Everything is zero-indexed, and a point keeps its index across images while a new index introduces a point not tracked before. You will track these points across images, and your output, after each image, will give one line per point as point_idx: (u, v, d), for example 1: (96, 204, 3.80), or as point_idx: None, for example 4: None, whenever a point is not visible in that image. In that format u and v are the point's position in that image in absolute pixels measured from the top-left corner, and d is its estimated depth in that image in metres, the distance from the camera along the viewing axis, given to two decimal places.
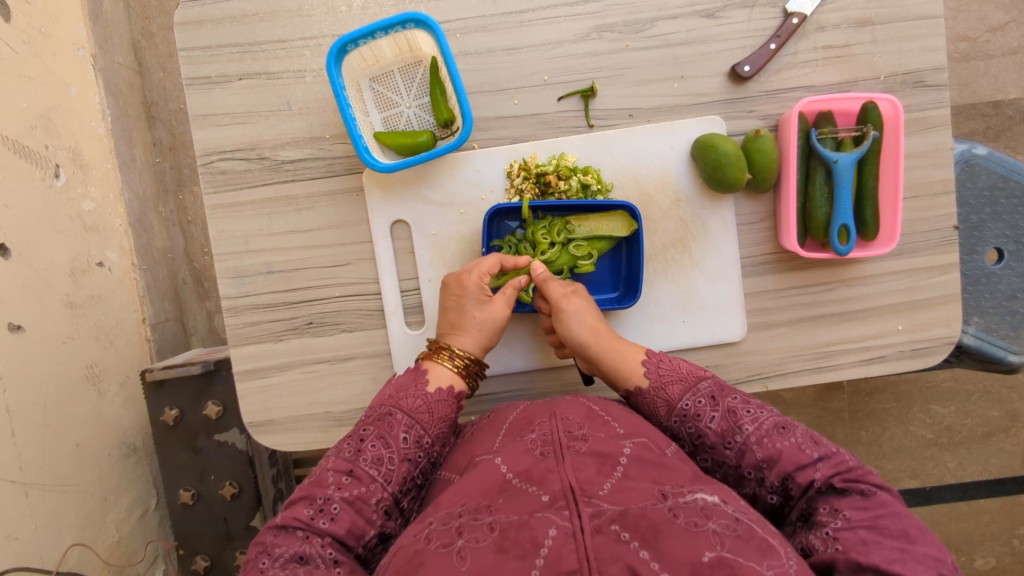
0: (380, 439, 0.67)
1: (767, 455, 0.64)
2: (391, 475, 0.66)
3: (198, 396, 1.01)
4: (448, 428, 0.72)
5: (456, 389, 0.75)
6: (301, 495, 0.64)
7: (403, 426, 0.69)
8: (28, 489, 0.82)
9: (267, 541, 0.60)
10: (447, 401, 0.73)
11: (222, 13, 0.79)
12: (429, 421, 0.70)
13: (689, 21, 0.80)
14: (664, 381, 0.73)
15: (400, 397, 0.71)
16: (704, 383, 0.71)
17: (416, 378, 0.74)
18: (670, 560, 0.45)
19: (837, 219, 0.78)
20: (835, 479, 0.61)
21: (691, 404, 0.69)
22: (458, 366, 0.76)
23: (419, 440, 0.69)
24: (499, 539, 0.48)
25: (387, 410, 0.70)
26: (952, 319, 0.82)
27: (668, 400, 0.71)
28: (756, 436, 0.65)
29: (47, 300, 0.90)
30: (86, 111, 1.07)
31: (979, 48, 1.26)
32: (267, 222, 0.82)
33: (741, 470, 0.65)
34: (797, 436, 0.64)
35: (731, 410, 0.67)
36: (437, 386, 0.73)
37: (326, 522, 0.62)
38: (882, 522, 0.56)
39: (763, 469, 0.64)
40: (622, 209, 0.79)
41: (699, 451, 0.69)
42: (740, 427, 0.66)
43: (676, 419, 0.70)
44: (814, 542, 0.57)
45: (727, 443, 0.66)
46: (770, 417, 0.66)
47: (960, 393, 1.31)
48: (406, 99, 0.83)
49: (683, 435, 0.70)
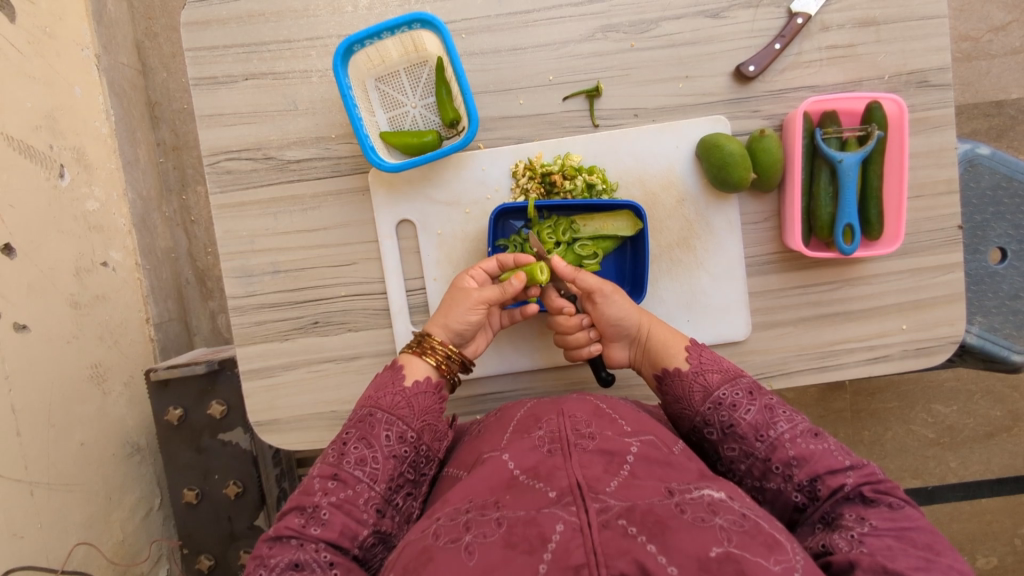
0: (363, 440, 0.67)
1: (799, 453, 0.64)
2: (376, 474, 0.66)
3: (203, 395, 1.01)
4: (433, 418, 0.71)
5: (435, 380, 0.74)
6: (293, 505, 0.64)
7: (384, 424, 0.68)
8: (34, 488, 0.83)
9: (263, 554, 0.61)
10: (427, 393, 0.72)
11: (228, 14, 0.79)
12: (411, 415, 0.70)
13: (694, 21, 0.81)
14: (705, 368, 0.73)
15: (379, 396, 0.71)
16: (744, 379, 0.71)
17: (395, 376, 0.73)
18: (678, 555, 0.45)
19: (842, 218, 0.78)
20: (865, 488, 0.61)
21: (729, 394, 0.70)
22: (436, 359, 0.74)
23: (403, 435, 0.68)
24: (507, 534, 0.48)
25: (367, 411, 0.70)
26: (956, 319, 0.82)
27: (706, 387, 0.71)
28: (790, 434, 0.66)
29: (52, 300, 0.91)
30: (90, 111, 1.07)
31: (981, 48, 1.27)
32: (273, 221, 0.82)
33: (769, 464, 0.65)
34: (830, 443, 0.65)
35: (768, 406, 0.68)
36: (414, 380, 0.73)
37: (318, 528, 0.62)
38: (908, 533, 0.56)
39: (792, 466, 0.64)
40: (627, 208, 0.80)
41: (727, 440, 0.68)
42: (774, 424, 0.67)
43: (710, 404, 0.70)
44: (838, 542, 0.56)
45: (759, 436, 0.66)
46: (804, 422, 0.67)
47: (962, 393, 1.32)
48: (412, 99, 0.83)
49: (714, 423, 0.69)
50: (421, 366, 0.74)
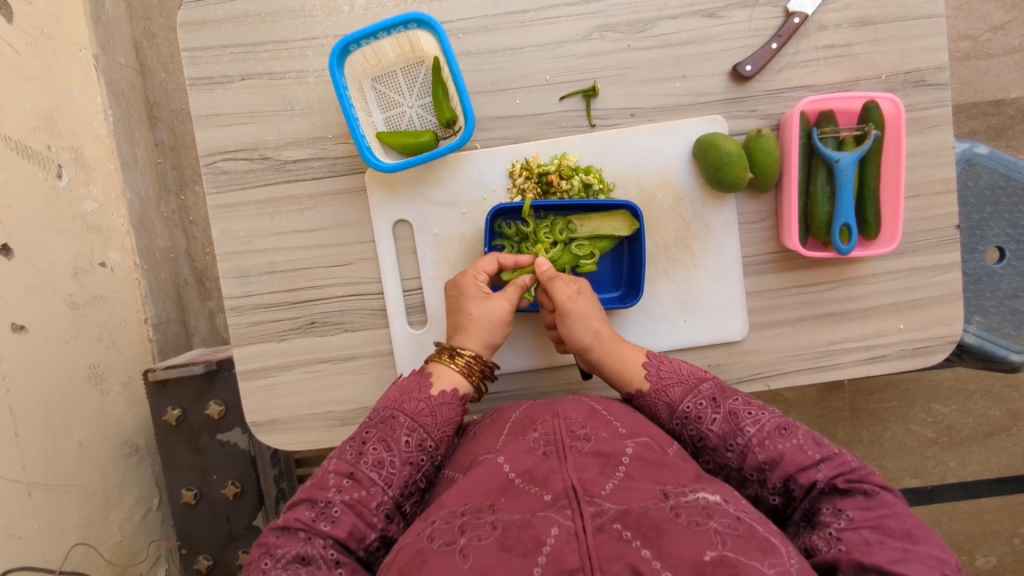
0: (382, 442, 0.67)
1: (768, 456, 0.64)
2: (392, 478, 0.66)
3: (201, 395, 1.01)
4: (452, 430, 0.71)
5: (463, 392, 0.73)
6: (304, 496, 0.64)
7: (405, 429, 0.68)
8: (32, 489, 0.83)
9: (270, 542, 0.61)
10: (451, 404, 0.71)
11: (225, 14, 0.79)
12: (432, 424, 0.69)
13: (690, 21, 0.81)
14: (665, 383, 0.72)
15: (403, 400, 0.71)
16: (706, 384, 0.71)
17: (421, 381, 0.73)
18: (672, 559, 0.45)
19: (838, 218, 0.78)
20: (838, 480, 0.61)
21: (692, 406, 0.69)
22: (466, 368, 0.74)
23: (422, 443, 0.68)
24: (502, 537, 0.48)
25: (390, 413, 0.69)
26: (953, 319, 0.82)
27: (670, 403, 0.71)
28: (758, 438, 0.65)
29: (49, 300, 0.91)
30: (87, 110, 1.07)
31: (980, 47, 1.26)
32: (269, 221, 0.82)
33: (743, 473, 0.66)
34: (799, 437, 0.65)
35: (732, 412, 0.68)
36: (442, 390, 0.72)
37: (328, 525, 0.62)
38: (886, 522, 0.57)
39: (764, 470, 0.64)
40: (624, 208, 0.79)
41: (701, 453, 0.69)
42: (741, 429, 0.66)
43: (678, 421, 0.70)
44: (817, 543, 0.57)
45: (728, 445, 0.67)
46: (771, 418, 0.66)
47: (961, 392, 1.32)
48: (408, 99, 0.83)
49: (685, 437, 0.70)
50: (454, 375, 0.74)
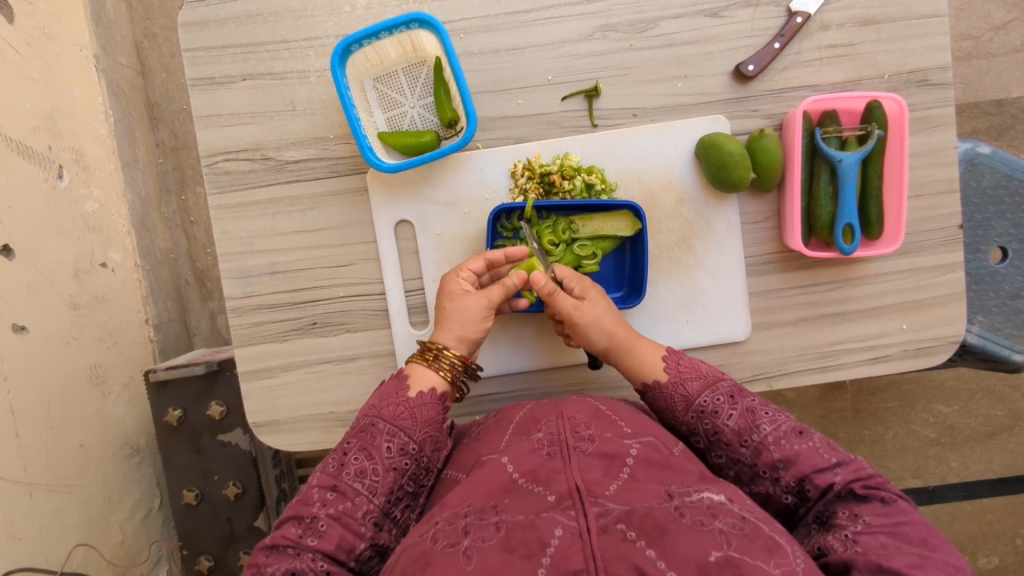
0: (363, 451, 0.67)
1: (784, 455, 0.64)
2: (376, 486, 0.65)
3: (202, 396, 1.01)
4: (437, 430, 0.71)
5: (441, 391, 0.73)
6: (291, 513, 0.64)
7: (386, 435, 0.68)
8: (33, 490, 0.82)
9: (260, 562, 0.61)
10: (431, 405, 0.71)
11: (226, 14, 0.79)
12: (413, 426, 0.69)
13: (693, 20, 0.80)
14: (684, 377, 0.72)
15: (382, 405, 0.70)
16: (724, 382, 0.71)
17: (400, 385, 0.72)
18: (677, 560, 0.44)
19: (841, 218, 0.78)
20: (855, 485, 0.61)
21: (711, 401, 0.69)
22: (447, 367, 0.74)
23: (404, 447, 0.68)
24: (505, 538, 0.48)
25: (369, 421, 0.69)
26: (956, 318, 0.82)
27: (687, 396, 0.71)
28: (774, 436, 0.65)
29: (50, 300, 0.90)
30: (88, 111, 1.07)
31: (982, 46, 1.26)
32: (271, 222, 0.82)
33: (757, 469, 0.65)
34: (815, 440, 0.65)
35: (750, 410, 0.68)
36: (420, 391, 0.72)
37: (315, 539, 0.62)
38: (901, 529, 0.57)
39: (779, 468, 0.64)
40: (625, 208, 0.79)
41: (713, 447, 0.68)
42: (758, 427, 0.66)
43: (693, 413, 0.70)
44: (832, 543, 0.57)
45: (744, 441, 0.66)
46: (788, 421, 0.67)
47: (963, 392, 1.31)
48: (410, 100, 0.83)
49: (699, 431, 0.69)
50: (431, 376, 0.73)
